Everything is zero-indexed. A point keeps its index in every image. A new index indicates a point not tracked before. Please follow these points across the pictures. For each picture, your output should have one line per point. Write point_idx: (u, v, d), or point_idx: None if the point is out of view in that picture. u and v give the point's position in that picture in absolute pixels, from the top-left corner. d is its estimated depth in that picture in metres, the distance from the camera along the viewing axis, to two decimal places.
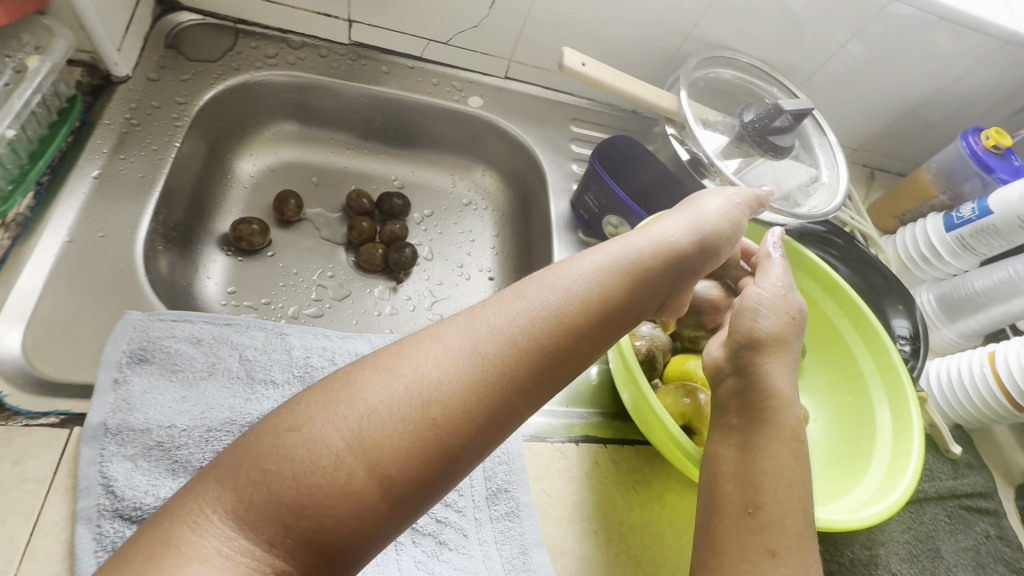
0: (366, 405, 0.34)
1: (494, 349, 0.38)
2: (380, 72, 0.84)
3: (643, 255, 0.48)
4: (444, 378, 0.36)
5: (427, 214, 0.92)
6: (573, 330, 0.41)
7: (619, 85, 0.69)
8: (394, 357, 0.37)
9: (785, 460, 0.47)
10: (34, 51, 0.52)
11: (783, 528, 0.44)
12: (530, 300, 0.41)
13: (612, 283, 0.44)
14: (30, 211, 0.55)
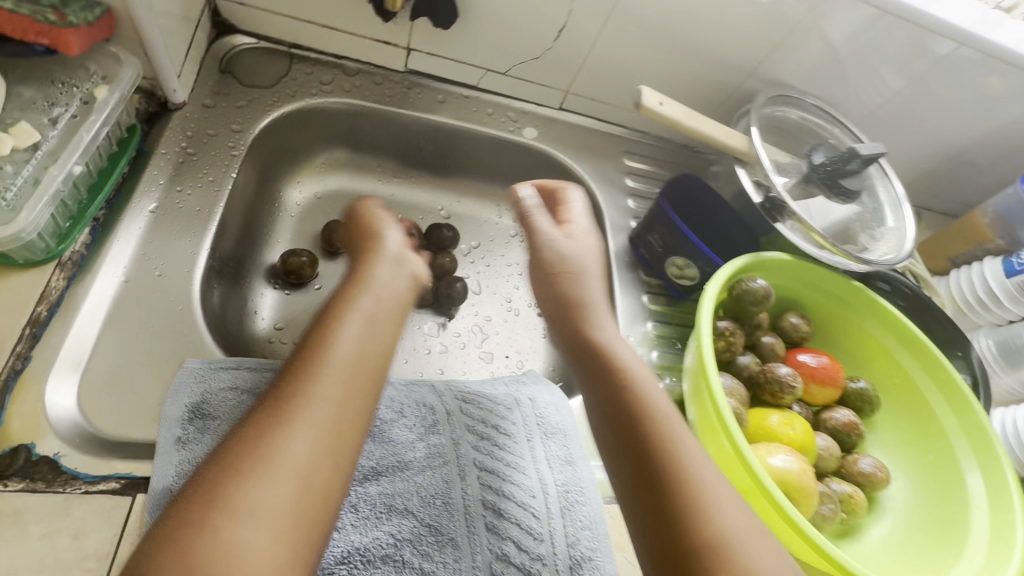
0: (247, 503, 0.31)
1: (340, 392, 0.36)
2: (434, 101, 0.81)
3: (380, 285, 0.44)
4: (297, 459, 0.33)
5: (474, 246, 0.89)
6: (377, 359, 0.39)
7: (695, 125, 0.67)
8: (262, 443, 0.33)
9: (663, 451, 0.39)
10: (102, 81, 0.48)
11: (735, 554, 0.35)
12: (342, 355, 0.38)
13: (320, 338, 0.38)
14: (86, 249, 0.51)
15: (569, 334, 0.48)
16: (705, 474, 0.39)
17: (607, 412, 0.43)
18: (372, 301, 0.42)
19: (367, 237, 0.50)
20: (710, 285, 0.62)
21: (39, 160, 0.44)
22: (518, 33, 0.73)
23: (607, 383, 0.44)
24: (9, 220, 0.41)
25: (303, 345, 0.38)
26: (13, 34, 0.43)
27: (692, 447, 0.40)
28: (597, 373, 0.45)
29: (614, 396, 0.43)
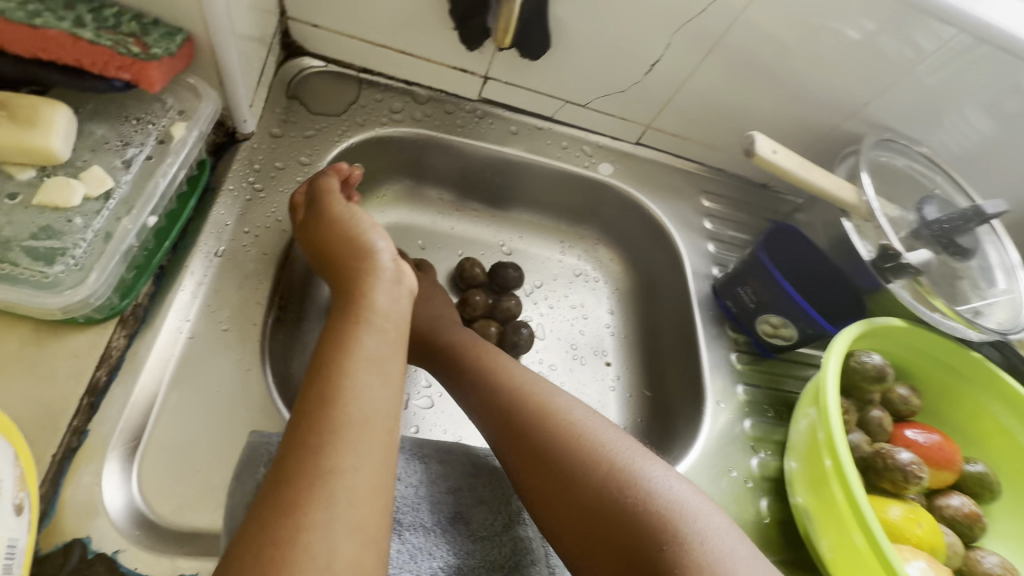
0: (314, 564, 0.33)
1: (375, 452, 0.38)
2: (507, 132, 0.75)
3: (383, 313, 0.45)
4: (357, 487, 0.36)
5: (537, 285, 0.82)
6: (391, 408, 0.40)
7: (806, 176, 0.60)
8: (296, 506, 0.34)
9: (552, 457, 0.45)
10: (178, 117, 0.43)
11: (628, 514, 0.41)
12: (357, 415, 0.38)
13: (320, 394, 0.38)
14: (149, 301, 0.46)
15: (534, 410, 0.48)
16: (614, 460, 0.44)
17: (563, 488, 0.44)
18: (375, 353, 0.42)
19: (352, 245, 0.50)
20: (829, 357, 0.56)
21: (112, 210, 0.38)
22: (606, 65, 0.68)
23: (511, 409, 0.49)
24: (78, 282, 0.36)
25: (315, 401, 0.38)
26: (89, 67, 0.38)
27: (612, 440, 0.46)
28: (518, 405, 0.49)
29: (505, 417, 0.49)
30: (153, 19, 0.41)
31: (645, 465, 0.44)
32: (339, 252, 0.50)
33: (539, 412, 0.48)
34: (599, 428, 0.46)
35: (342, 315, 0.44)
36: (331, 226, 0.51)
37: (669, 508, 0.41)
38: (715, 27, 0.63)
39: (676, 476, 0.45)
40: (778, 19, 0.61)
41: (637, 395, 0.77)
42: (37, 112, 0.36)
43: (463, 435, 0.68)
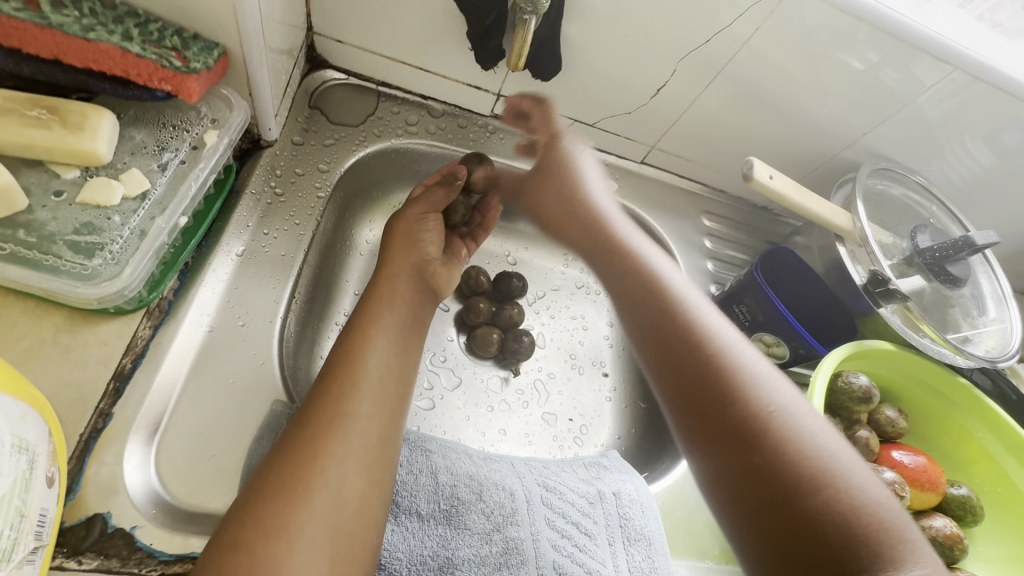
0: (328, 487, 0.41)
1: (380, 408, 0.46)
2: (517, 147, 0.78)
3: (394, 301, 0.55)
4: (365, 432, 0.45)
5: (539, 296, 0.85)
6: (398, 376, 0.50)
7: (804, 202, 0.63)
8: (318, 441, 0.42)
9: (711, 366, 0.45)
10: (211, 125, 0.46)
11: (775, 439, 0.41)
12: (371, 377, 0.47)
13: (342, 359, 0.48)
14: (174, 294, 0.49)
15: (679, 329, 0.48)
16: (763, 390, 0.44)
17: (689, 398, 0.45)
18: (388, 333, 0.51)
19: (400, 236, 0.61)
20: (818, 377, 0.58)
21: (147, 210, 0.41)
22: (614, 88, 0.71)
23: (659, 318, 0.50)
24: (114, 275, 0.39)
25: (338, 365, 0.47)
26: (135, 78, 0.41)
27: (760, 373, 0.45)
28: (654, 299, 0.51)
29: (653, 322, 0.50)
30: (193, 34, 0.45)
31: (790, 403, 0.43)
32: (388, 245, 0.60)
33: (686, 316, 0.49)
34: (751, 363, 0.45)
35: (369, 296, 0.55)
36: (395, 220, 0.62)
37: (814, 450, 0.40)
38: (721, 55, 0.65)
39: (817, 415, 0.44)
40: (783, 50, 0.64)
41: (631, 406, 0.79)
42: (84, 118, 0.39)
43: (461, 438, 0.71)
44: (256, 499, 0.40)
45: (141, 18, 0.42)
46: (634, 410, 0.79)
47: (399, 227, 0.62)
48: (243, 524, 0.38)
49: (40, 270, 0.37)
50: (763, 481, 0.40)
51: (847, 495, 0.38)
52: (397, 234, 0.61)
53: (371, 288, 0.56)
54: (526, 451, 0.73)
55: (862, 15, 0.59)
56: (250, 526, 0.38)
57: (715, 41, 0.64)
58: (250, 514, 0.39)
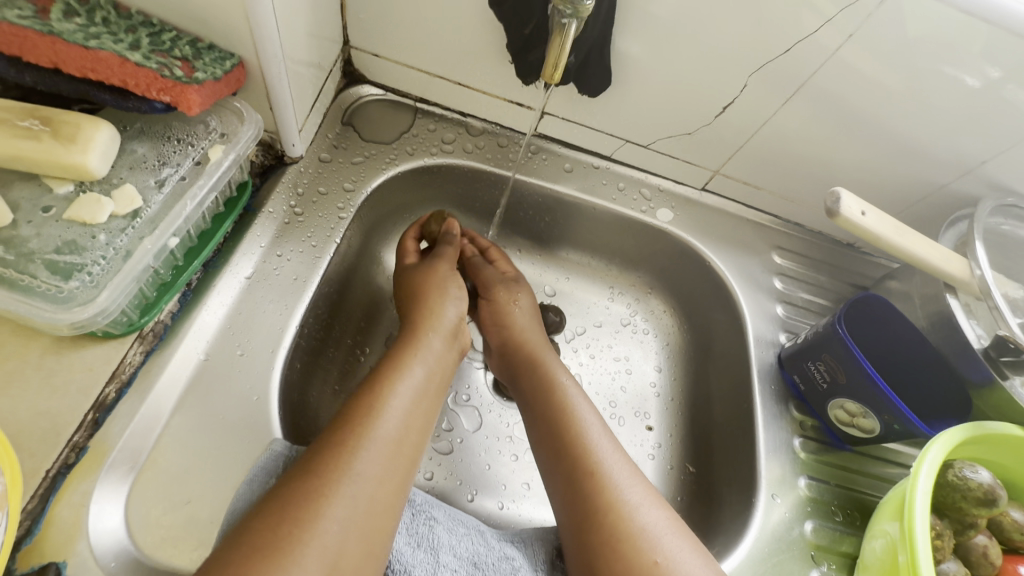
0: (314, 548, 0.34)
1: (387, 467, 0.40)
2: (561, 169, 0.71)
3: (424, 359, 0.48)
4: (368, 490, 0.38)
5: (579, 331, 0.76)
6: (414, 434, 0.43)
7: (903, 242, 0.51)
8: (318, 491, 0.36)
9: (582, 449, 0.47)
10: (219, 139, 0.43)
11: (632, 547, 0.42)
12: (393, 419, 0.42)
13: (357, 410, 0.41)
14: (172, 318, 0.46)
15: (570, 452, 0.48)
16: (628, 500, 0.44)
17: (560, 502, 0.46)
18: (419, 381, 0.46)
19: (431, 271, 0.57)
20: (920, 468, 0.46)
21: (136, 229, 0.38)
22: (671, 107, 0.63)
23: (552, 405, 0.51)
24: (90, 299, 0.35)
25: (350, 415, 0.41)
26: (134, 88, 0.38)
27: (621, 469, 0.46)
28: (533, 364, 0.56)
29: (553, 417, 0.50)
30: (210, 44, 0.43)
31: (659, 513, 0.44)
32: (417, 288, 0.56)
33: (559, 398, 0.51)
34: (620, 458, 0.47)
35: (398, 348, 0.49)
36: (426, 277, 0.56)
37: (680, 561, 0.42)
38: (801, 68, 0.56)
39: (683, 526, 0.45)
40: (884, 60, 0.53)
41: (678, 470, 0.69)
42: (77, 130, 0.37)
43: (478, 492, 0.63)
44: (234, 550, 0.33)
45: (156, 27, 0.41)
46: (681, 475, 0.68)
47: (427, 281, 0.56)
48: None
49: (13, 289, 0.34)
50: (597, 537, 0.43)
51: (673, 542, 0.43)
52: (433, 275, 0.56)
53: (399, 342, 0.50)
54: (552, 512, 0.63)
55: (988, 16, 0.47)
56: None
57: (795, 52, 0.54)
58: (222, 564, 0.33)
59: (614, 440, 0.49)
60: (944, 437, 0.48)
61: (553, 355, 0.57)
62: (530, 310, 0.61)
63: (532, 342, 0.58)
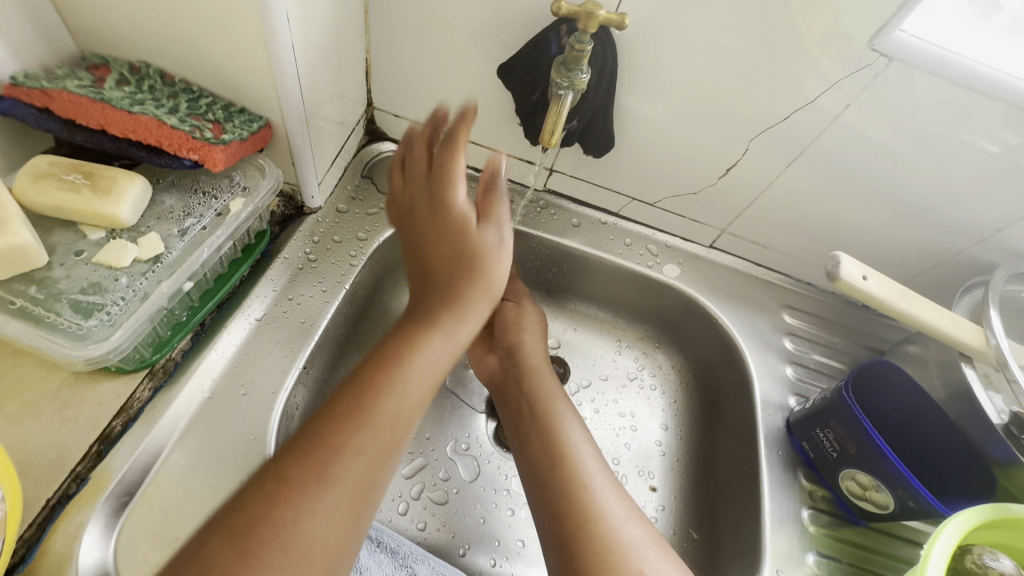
0: (302, 527, 0.36)
1: (371, 470, 0.41)
2: (569, 224, 0.73)
3: (428, 360, 0.47)
4: (353, 494, 0.39)
5: (585, 384, 0.76)
6: (411, 419, 0.45)
7: (909, 308, 0.50)
8: (312, 468, 0.38)
9: (564, 468, 0.48)
10: (241, 192, 0.47)
11: (618, 558, 0.42)
12: (392, 407, 0.43)
13: (362, 387, 0.43)
14: (183, 355, 0.49)
15: (558, 467, 0.48)
16: (616, 515, 0.45)
17: (546, 512, 0.46)
18: (429, 365, 0.47)
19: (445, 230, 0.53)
20: (931, 551, 0.43)
21: (156, 273, 0.42)
22: (676, 167, 0.65)
23: (543, 424, 0.52)
24: (104, 337, 0.39)
25: (339, 421, 0.41)
26: (167, 147, 0.42)
27: (605, 488, 0.47)
28: (529, 382, 0.57)
29: (536, 441, 0.51)
30: (241, 108, 0.47)
31: (647, 532, 0.45)
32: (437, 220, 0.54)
33: (549, 419, 0.52)
34: (607, 476, 0.48)
35: (403, 339, 0.48)
36: (433, 211, 0.54)
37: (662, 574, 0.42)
38: (803, 134, 0.57)
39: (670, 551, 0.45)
40: (886, 129, 0.54)
41: (681, 536, 0.66)
42: (113, 185, 0.41)
43: (471, 546, 0.61)
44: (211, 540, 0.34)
45: (195, 93, 0.46)
46: (683, 541, 0.64)
47: (467, 274, 0.52)
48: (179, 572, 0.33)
49: (38, 326, 0.38)
50: (580, 548, 0.43)
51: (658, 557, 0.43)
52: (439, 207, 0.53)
53: (404, 330, 0.49)
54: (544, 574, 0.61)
55: (987, 90, 0.48)
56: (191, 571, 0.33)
57: (793, 120, 0.56)
58: (195, 557, 0.34)
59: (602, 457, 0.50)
60: (960, 517, 0.44)
61: (550, 375, 0.58)
62: (533, 327, 0.62)
63: (537, 363, 0.58)
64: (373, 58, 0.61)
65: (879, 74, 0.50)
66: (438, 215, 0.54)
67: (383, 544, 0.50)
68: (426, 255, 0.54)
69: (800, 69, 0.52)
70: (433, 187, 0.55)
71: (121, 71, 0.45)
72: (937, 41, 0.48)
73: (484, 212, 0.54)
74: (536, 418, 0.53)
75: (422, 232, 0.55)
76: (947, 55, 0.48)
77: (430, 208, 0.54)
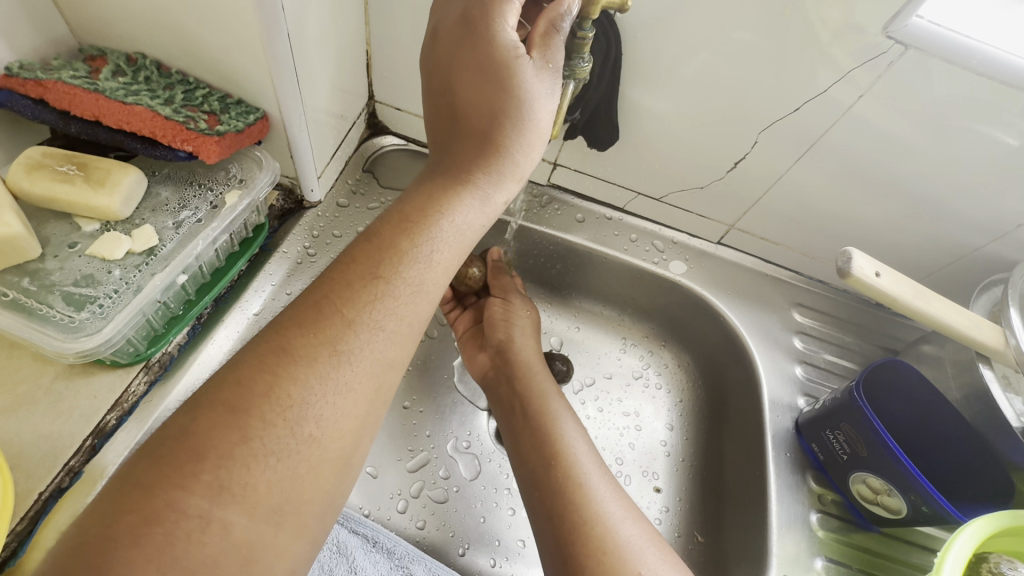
0: (306, 416, 0.31)
1: (355, 399, 0.33)
2: (573, 220, 0.72)
3: (453, 229, 0.39)
4: (342, 415, 0.32)
5: (588, 382, 0.75)
6: (410, 328, 0.36)
7: (924, 305, 0.48)
8: (318, 348, 0.32)
9: (559, 466, 0.47)
10: (237, 185, 0.47)
11: (614, 557, 0.41)
12: (409, 287, 0.36)
13: (371, 269, 0.36)
14: (179, 349, 0.48)
15: (553, 465, 0.47)
16: (613, 514, 0.43)
17: (544, 506, 0.45)
18: (438, 262, 0.38)
19: (480, 66, 0.38)
20: (945, 558, 0.41)
21: (150, 265, 0.41)
22: (682, 161, 0.63)
23: (537, 421, 0.52)
24: (96, 329, 0.38)
25: (324, 326, 0.33)
26: (161, 139, 0.42)
27: (602, 487, 0.46)
28: (522, 381, 0.56)
29: (530, 439, 0.50)
30: (238, 99, 0.47)
31: (644, 532, 0.44)
32: (470, 58, 0.38)
33: (542, 416, 0.52)
34: (603, 475, 0.47)
35: (431, 193, 0.39)
36: (460, 40, 0.39)
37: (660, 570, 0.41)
38: (814, 125, 0.55)
39: (671, 552, 0.43)
40: (901, 121, 0.52)
41: (686, 538, 0.64)
42: (107, 176, 0.41)
43: (470, 545, 0.60)
44: (207, 410, 0.29)
45: (191, 84, 0.46)
46: (689, 545, 0.63)
47: (503, 126, 0.38)
48: (160, 454, 0.27)
49: (30, 318, 0.38)
50: (575, 543, 0.42)
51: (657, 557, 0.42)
52: (482, 45, 0.38)
53: (431, 184, 0.40)
54: None
55: (1012, 78, 0.46)
56: (179, 454, 0.28)
57: (803, 112, 0.54)
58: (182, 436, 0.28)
59: (597, 453, 0.49)
60: (974, 524, 0.42)
61: (544, 373, 0.57)
62: (522, 322, 0.62)
63: (527, 359, 0.58)
64: (373, 51, 0.60)
65: (893, 63, 0.48)
66: (477, 44, 0.38)
67: (379, 544, 0.50)
68: (451, 103, 0.40)
69: (812, 57, 0.50)
70: (474, 5, 0.39)
71: (117, 62, 0.45)
72: (957, 27, 0.46)
73: (531, 49, 0.39)
74: (530, 416, 0.52)
75: (453, 64, 0.39)
76: (968, 42, 0.46)
77: (462, 32, 0.39)
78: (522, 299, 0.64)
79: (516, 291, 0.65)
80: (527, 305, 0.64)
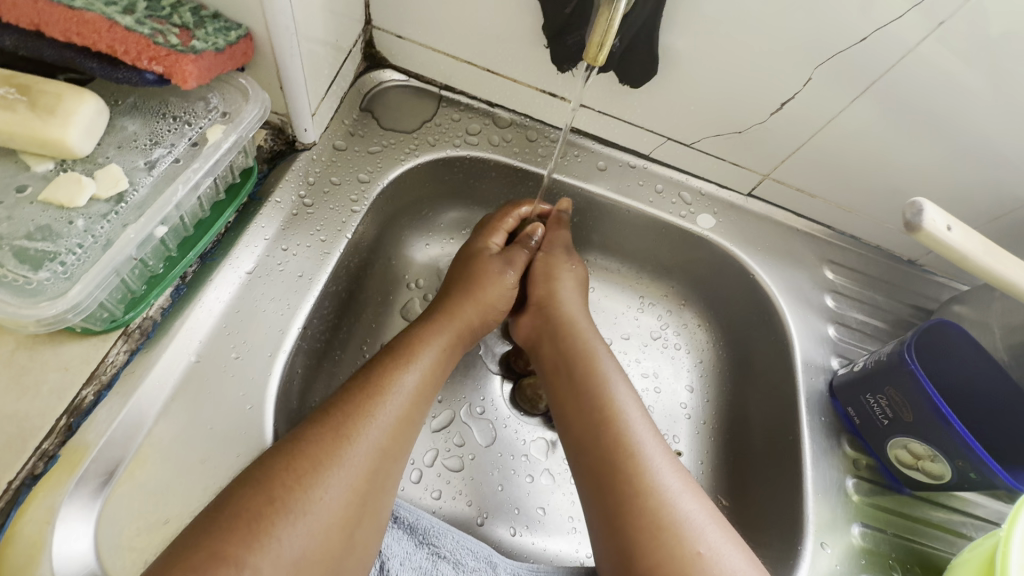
0: (341, 467, 0.39)
1: (390, 435, 0.42)
2: (594, 168, 0.66)
3: (418, 366, 0.47)
4: (364, 476, 0.40)
5: (607, 344, 0.71)
6: (408, 426, 0.44)
7: (991, 263, 0.44)
8: (338, 434, 0.40)
9: (605, 442, 0.43)
10: (219, 119, 0.39)
11: (671, 540, 0.38)
12: (382, 422, 0.42)
13: (358, 393, 0.43)
14: (163, 314, 0.42)
15: (597, 435, 0.44)
16: (670, 492, 0.41)
17: (593, 482, 0.43)
18: (415, 378, 0.46)
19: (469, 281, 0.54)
20: (1014, 530, 0.40)
21: (120, 215, 0.34)
22: (719, 105, 0.56)
23: (583, 383, 0.48)
24: (60, 293, 0.32)
25: (364, 383, 0.44)
26: (123, 56, 0.34)
27: (661, 462, 0.42)
28: (567, 338, 0.52)
29: (569, 399, 0.48)
30: (214, 12, 0.38)
31: (703, 510, 0.40)
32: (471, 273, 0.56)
33: (591, 377, 0.48)
34: (662, 449, 0.43)
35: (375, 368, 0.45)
36: (468, 251, 0.58)
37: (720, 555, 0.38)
38: (875, 62, 0.48)
39: (728, 528, 0.41)
40: (983, 55, 0.45)
41: (709, 501, 0.62)
42: (56, 103, 0.33)
43: (489, 514, 0.57)
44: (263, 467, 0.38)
45: None
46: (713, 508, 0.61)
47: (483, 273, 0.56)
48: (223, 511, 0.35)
49: None
50: (630, 522, 0.40)
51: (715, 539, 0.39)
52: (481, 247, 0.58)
53: (368, 371, 0.45)
54: (568, 541, 0.58)
55: None
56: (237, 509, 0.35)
57: (871, 43, 0.47)
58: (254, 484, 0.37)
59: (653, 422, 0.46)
60: None
61: (598, 336, 0.52)
62: (576, 275, 0.57)
63: (576, 311, 0.54)
64: None
65: None
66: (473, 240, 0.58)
67: (400, 519, 0.48)
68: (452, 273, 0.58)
69: None
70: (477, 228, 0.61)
71: None
72: None
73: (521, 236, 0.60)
74: (571, 374, 0.49)
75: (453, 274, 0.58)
76: None
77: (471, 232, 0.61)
78: (565, 251, 0.58)
79: (562, 242, 0.59)
80: (571, 257, 0.58)
